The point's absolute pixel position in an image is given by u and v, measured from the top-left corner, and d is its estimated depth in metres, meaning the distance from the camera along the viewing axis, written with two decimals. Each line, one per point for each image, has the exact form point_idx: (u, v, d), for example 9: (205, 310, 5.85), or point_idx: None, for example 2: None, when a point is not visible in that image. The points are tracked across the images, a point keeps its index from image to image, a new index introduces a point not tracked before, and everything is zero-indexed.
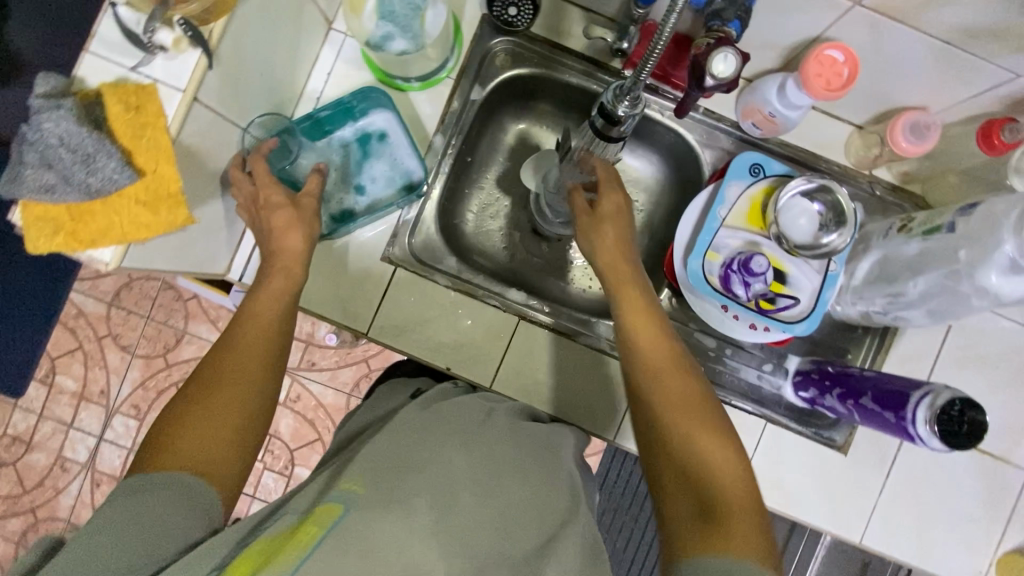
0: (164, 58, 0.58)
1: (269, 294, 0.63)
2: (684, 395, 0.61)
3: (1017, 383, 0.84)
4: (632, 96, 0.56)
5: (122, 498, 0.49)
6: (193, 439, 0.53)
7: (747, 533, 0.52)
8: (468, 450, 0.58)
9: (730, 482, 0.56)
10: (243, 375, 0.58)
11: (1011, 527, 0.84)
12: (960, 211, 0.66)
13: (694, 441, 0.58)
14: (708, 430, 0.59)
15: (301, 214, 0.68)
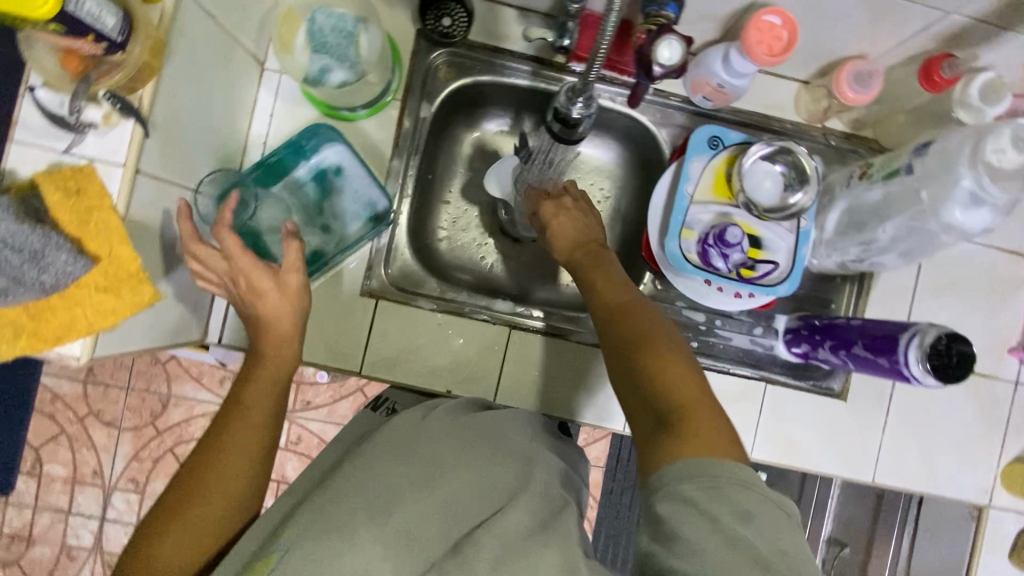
0: (96, 134, 0.55)
1: (254, 386, 0.62)
2: (631, 322, 0.60)
3: (992, 302, 0.87)
4: (585, 96, 0.56)
5: None
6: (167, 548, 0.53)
7: (709, 435, 0.49)
8: (458, 479, 0.56)
9: (686, 390, 0.53)
10: (226, 468, 0.57)
11: (1008, 437, 0.88)
12: (914, 151, 0.68)
13: (641, 354, 0.56)
14: (653, 339, 0.57)
15: (286, 296, 0.64)
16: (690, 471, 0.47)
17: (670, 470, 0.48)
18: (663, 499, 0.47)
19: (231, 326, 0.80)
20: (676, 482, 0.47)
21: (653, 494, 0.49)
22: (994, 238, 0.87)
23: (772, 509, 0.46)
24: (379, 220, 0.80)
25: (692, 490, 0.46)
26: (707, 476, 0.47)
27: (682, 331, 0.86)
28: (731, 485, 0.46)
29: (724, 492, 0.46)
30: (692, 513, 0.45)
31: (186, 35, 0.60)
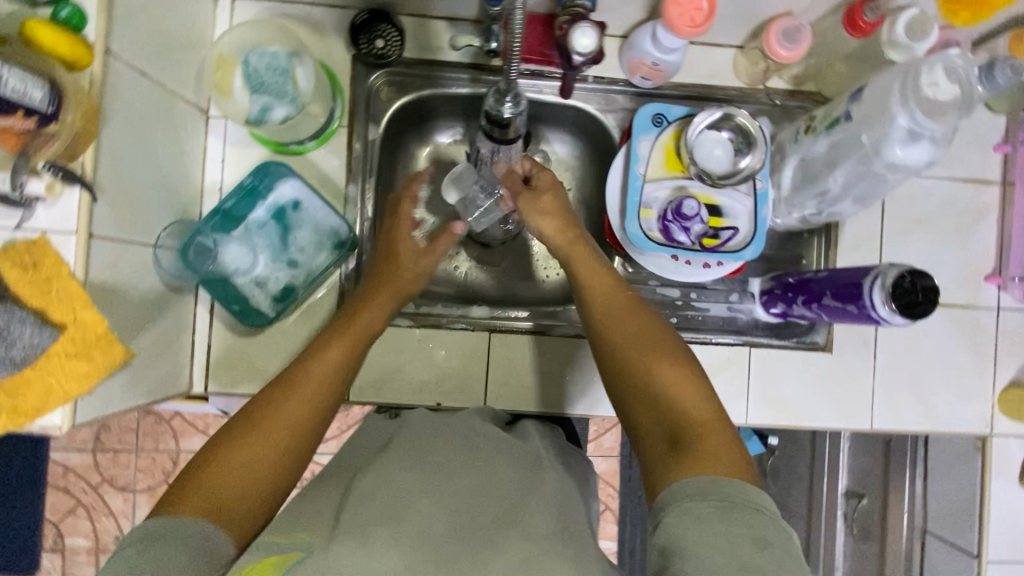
0: (44, 206, 0.56)
1: (321, 364, 0.65)
2: (640, 332, 0.61)
3: (961, 232, 0.87)
4: (512, 94, 0.57)
5: (142, 543, 0.48)
6: (212, 486, 0.55)
7: (722, 455, 0.50)
8: (475, 486, 0.58)
9: (698, 408, 0.55)
10: (286, 423, 0.60)
11: (1001, 364, 0.87)
12: (851, 98, 0.68)
13: (653, 368, 0.57)
14: (663, 353, 0.58)
15: (402, 301, 0.76)
16: (704, 490, 0.47)
17: (680, 485, 0.49)
18: (673, 514, 0.47)
19: (216, 375, 0.81)
20: (688, 499, 0.47)
21: (663, 509, 0.48)
22: (953, 169, 0.87)
23: (785, 534, 0.45)
24: (344, 246, 0.81)
25: (705, 510, 0.46)
26: (723, 496, 0.47)
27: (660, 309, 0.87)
28: (743, 508, 0.46)
29: (739, 514, 0.45)
30: (704, 530, 0.44)
31: (121, 96, 0.61)
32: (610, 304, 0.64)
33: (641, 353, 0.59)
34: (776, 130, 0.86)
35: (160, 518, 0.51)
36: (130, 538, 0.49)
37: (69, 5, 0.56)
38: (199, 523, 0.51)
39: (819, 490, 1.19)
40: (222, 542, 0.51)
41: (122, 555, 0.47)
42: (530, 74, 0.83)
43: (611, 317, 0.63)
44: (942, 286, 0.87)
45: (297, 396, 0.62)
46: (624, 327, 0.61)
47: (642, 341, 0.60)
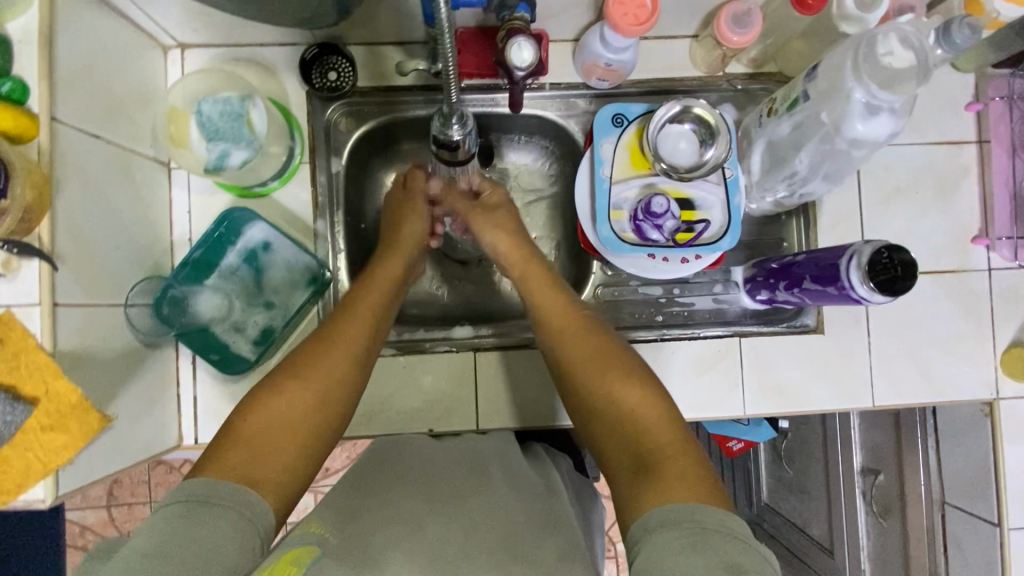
0: (6, 282, 0.56)
1: (352, 325, 0.68)
2: (605, 359, 0.64)
3: (942, 196, 0.86)
4: (457, 117, 0.56)
5: (190, 513, 0.46)
6: (247, 452, 0.54)
7: (687, 478, 0.51)
8: (465, 518, 0.57)
9: (660, 432, 0.57)
10: (315, 383, 0.61)
11: (999, 325, 0.85)
12: (807, 77, 0.67)
13: (616, 394, 0.60)
14: (626, 378, 0.61)
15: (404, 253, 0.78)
16: (673, 519, 0.47)
17: (653, 515, 0.48)
18: (647, 546, 0.46)
19: (205, 426, 0.80)
20: (655, 531, 0.47)
21: (637, 540, 0.48)
22: (927, 133, 0.86)
23: (760, 560, 0.43)
24: (317, 281, 0.80)
25: (674, 540, 0.45)
26: (689, 524, 0.46)
27: (645, 308, 0.86)
28: (714, 535, 0.45)
29: (709, 541, 0.44)
30: (675, 558, 0.43)
31: (74, 162, 0.62)
32: (575, 334, 0.67)
33: (605, 379, 0.62)
34: (741, 115, 0.85)
35: (199, 483, 0.50)
36: (171, 506, 0.47)
37: (9, 80, 0.56)
38: (241, 491, 0.50)
39: (834, 470, 1.16)
40: (264, 512, 0.50)
41: (163, 524, 0.45)
42: (485, 89, 0.82)
43: (577, 347, 0.66)
44: (929, 253, 0.85)
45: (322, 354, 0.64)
46: (588, 356, 0.65)
47: (606, 367, 0.63)
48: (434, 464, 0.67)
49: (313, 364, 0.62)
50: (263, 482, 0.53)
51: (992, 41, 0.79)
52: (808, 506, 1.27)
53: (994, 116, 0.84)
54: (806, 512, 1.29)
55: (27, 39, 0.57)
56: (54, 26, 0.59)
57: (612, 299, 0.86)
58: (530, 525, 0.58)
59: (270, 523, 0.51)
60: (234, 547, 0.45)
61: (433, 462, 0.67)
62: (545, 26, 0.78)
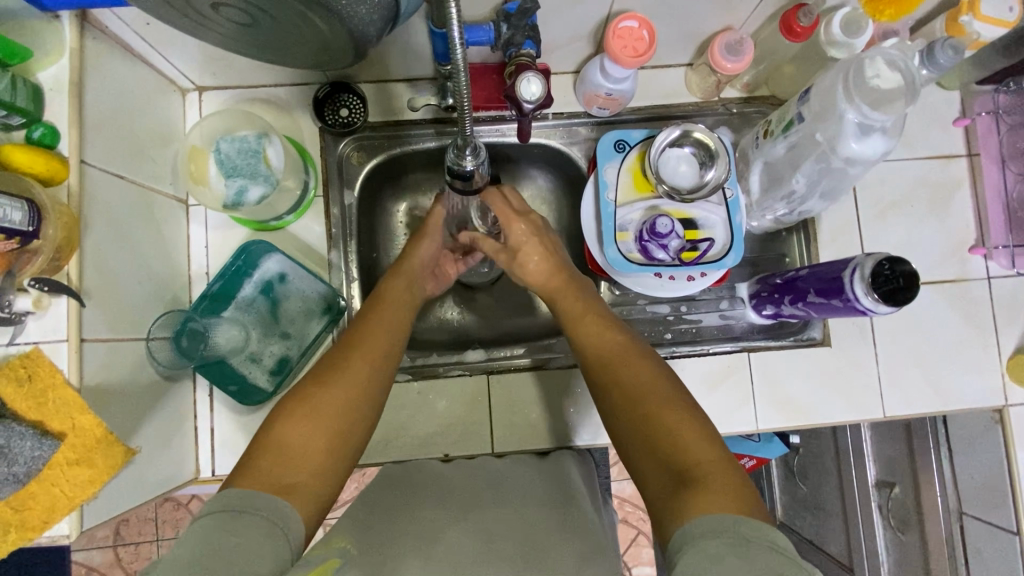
0: (35, 318, 0.58)
1: (378, 325, 0.71)
2: (639, 381, 0.64)
3: (936, 206, 0.88)
4: (471, 148, 0.58)
5: (227, 518, 0.48)
6: (280, 460, 0.55)
7: (731, 495, 0.51)
8: (485, 535, 0.57)
9: (700, 448, 0.56)
10: (348, 386, 0.63)
11: (1003, 332, 0.86)
12: (799, 101, 0.71)
13: (653, 410, 0.60)
14: (666, 398, 0.61)
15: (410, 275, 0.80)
16: (716, 528, 0.47)
17: (693, 525, 0.49)
18: (689, 553, 0.47)
19: (223, 459, 0.80)
20: (698, 538, 0.48)
21: (679, 548, 0.49)
22: (916, 148, 0.89)
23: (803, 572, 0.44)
24: (332, 310, 0.82)
25: (717, 546, 0.46)
26: (732, 534, 0.47)
27: (653, 326, 0.87)
28: (763, 548, 0.46)
29: (754, 551, 0.45)
30: (718, 567, 0.44)
31: (101, 201, 0.64)
32: (608, 349, 0.68)
33: (646, 398, 0.62)
34: (738, 137, 0.88)
35: (237, 494, 0.50)
36: (210, 514, 0.48)
37: (40, 126, 0.59)
38: (274, 500, 0.51)
39: (849, 484, 1.16)
40: (296, 524, 0.51)
41: (201, 532, 0.46)
42: (490, 120, 0.85)
43: (614, 365, 0.66)
44: (928, 264, 0.87)
45: (356, 362, 0.65)
46: (625, 370, 0.65)
47: (641, 390, 0.62)
48: (444, 481, 0.69)
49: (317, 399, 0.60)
50: (295, 493, 0.53)
51: (974, 60, 0.82)
52: (824, 523, 1.26)
53: (982, 130, 0.87)
54: (823, 529, 1.27)
55: (57, 87, 0.61)
56: (84, 75, 0.62)
57: (619, 318, 0.88)
58: (553, 536, 0.58)
59: (300, 535, 0.51)
60: (267, 556, 0.46)
61: (452, 482, 0.68)
62: (548, 60, 0.81)
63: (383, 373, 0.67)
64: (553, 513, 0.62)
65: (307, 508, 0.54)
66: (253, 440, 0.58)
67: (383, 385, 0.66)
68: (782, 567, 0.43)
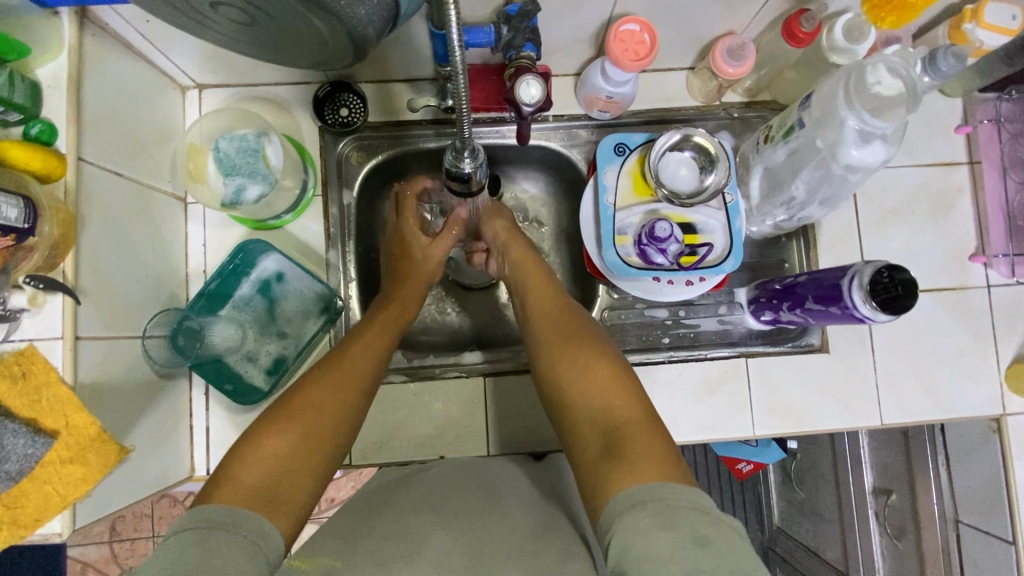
0: (30, 316, 0.58)
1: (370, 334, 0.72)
2: (579, 347, 0.65)
3: (937, 214, 0.88)
4: (469, 151, 0.58)
5: (204, 535, 0.47)
6: (265, 472, 0.56)
7: (649, 456, 0.52)
8: (478, 540, 0.57)
9: (627, 413, 0.58)
10: (339, 394, 0.64)
11: (1002, 341, 0.86)
12: (801, 106, 0.70)
13: (587, 376, 0.62)
14: (599, 363, 0.63)
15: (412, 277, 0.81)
16: (639, 499, 0.48)
17: (621, 498, 0.50)
18: (620, 530, 0.47)
19: (217, 457, 0.80)
20: (625, 511, 0.48)
21: (609, 524, 0.49)
22: (918, 155, 0.88)
23: (732, 536, 0.45)
24: (329, 310, 0.82)
25: (645, 519, 0.47)
26: (658, 502, 0.47)
27: (651, 330, 0.87)
28: (683, 510, 0.47)
29: (677, 517, 0.46)
30: (649, 541, 0.45)
31: (98, 199, 0.64)
32: (549, 317, 0.71)
33: (580, 363, 0.64)
34: (738, 142, 0.88)
35: (216, 510, 0.50)
36: (187, 530, 0.48)
37: (38, 123, 0.59)
38: (257, 519, 0.51)
39: (846, 491, 1.16)
40: (275, 539, 0.51)
41: (176, 549, 0.45)
42: (490, 121, 0.85)
43: (553, 331, 0.69)
44: (928, 272, 0.87)
45: (348, 372, 0.67)
46: (563, 337, 0.67)
47: (579, 357, 0.64)
48: (438, 483, 0.69)
49: (304, 412, 0.61)
50: (278, 508, 0.54)
51: (976, 68, 0.82)
52: (821, 529, 1.26)
53: (984, 138, 0.87)
54: (819, 535, 1.27)
55: (56, 83, 0.60)
56: (83, 72, 0.62)
57: (618, 322, 0.88)
58: (547, 542, 0.58)
59: (278, 549, 0.51)
60: (246, 572, 0.46)
61: (445, 483, 0.68)
62: (549, 62, 0.81)
63: (372, 390, 0.69)
64: (547, 518, 0.62)
65: (287, 523, 0.54)
66: (229, 453, 0.57)
67: (366, 403, 0.68)
68: (715, 534, 0.45)
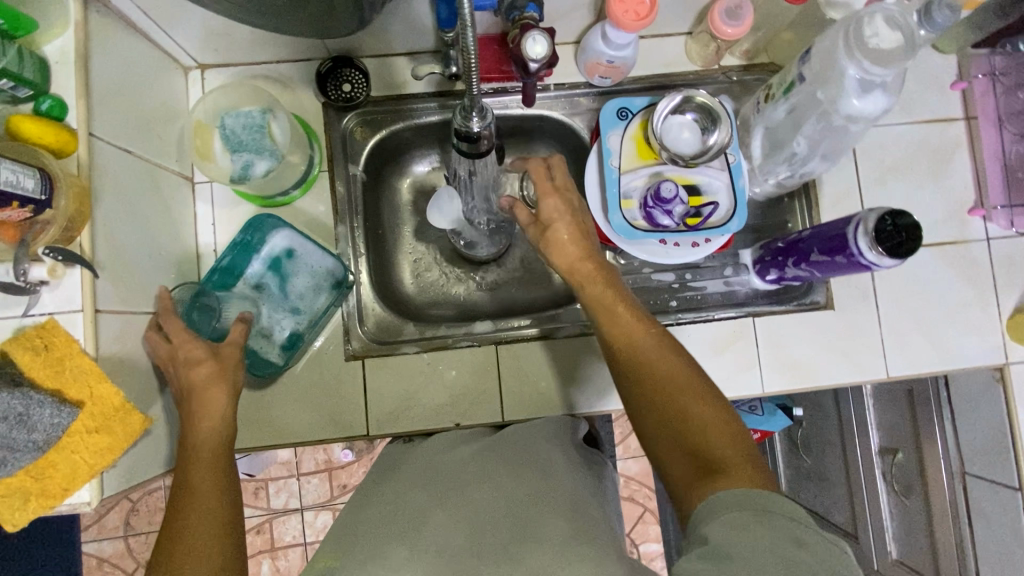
0: (49, 289, 0.58)
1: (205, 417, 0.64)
2: (670, 373, 0.61)
3: (936, 169, 0.89)
4: (478, 110, 0.59)
5: None
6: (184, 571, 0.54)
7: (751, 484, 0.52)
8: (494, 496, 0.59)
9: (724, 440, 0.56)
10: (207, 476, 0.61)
11: (1002, 291, 0.88)
12: (801, 61, 0.71)
13: (683, 406, 0.59)
14: (694, 395, 0.59)
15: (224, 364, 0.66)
16: (739, 501, 0.49)
17: (714, 499, 0.51)
18: (717, 525, 0.48)
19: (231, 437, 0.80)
20: (724, 512, 0.49)
21: (703, 522, 0.50)
22: (915, 111, 0.89)
23: (825, 542, 0.46)
24: (341, 285, 0.83)
25: (743, 517, 0.48)
26: (755, 506, 0.49)
27: (658, 294, 0.88)
28: (777, 518, 0.47)
29: (775, 522, 0.47)
30: (749, 537, 0.46)
31: (110, 175, 0.64)
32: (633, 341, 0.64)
33: (673, 394, 0.60)
34: (738, 105, 0.88)
35: None
36: None
37: (48, 98, 0.59)
38: None
39: (852, 452, 1.18)
40: None
41: None
42: (493, 92, 0.86)
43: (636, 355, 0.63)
44: (928, 227, 0.88)
45: (204, 452, 0.62)
46: (651, 365, 0.62)
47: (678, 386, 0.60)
48: (450, 454, 0.70)
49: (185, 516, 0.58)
50: None
51: (970, 21, 0.83)
52: (829, 493, 1.28)
53: (979, 93, 0.88)
54: (826, 500, 1.30)
55: (64, 60, 0.61)
56: (89, 46, 0.62)
57: None
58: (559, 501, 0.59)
59: None
60: None
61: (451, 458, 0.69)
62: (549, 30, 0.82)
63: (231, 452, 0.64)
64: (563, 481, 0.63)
65: None
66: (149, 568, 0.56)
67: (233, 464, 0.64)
68: (806, 536, 0.46)
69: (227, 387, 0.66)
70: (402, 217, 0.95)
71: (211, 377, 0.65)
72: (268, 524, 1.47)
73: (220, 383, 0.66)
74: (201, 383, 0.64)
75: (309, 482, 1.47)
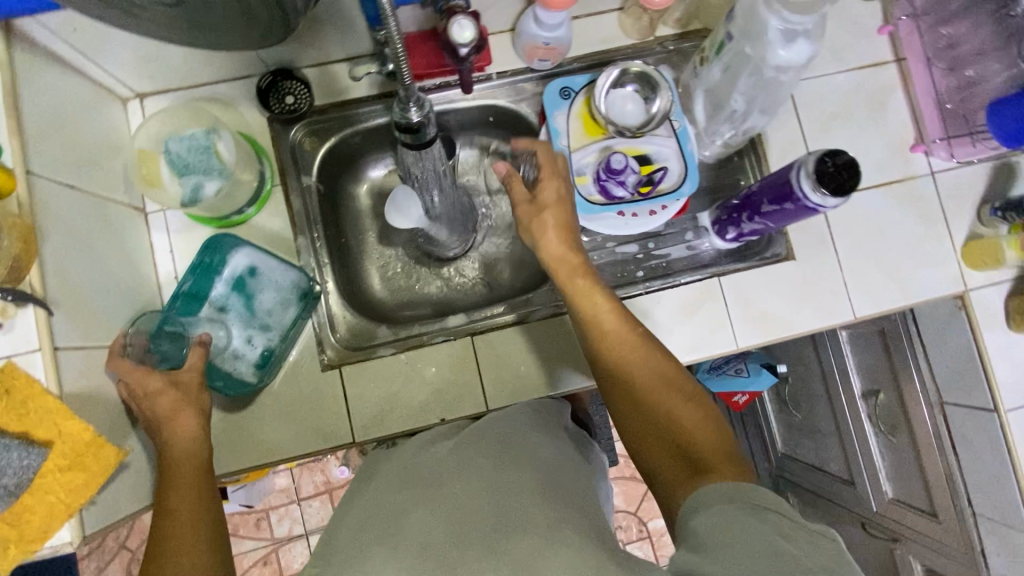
0: (4, 332, 0.57)
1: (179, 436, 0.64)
2: (654, 373, 0.63)
3: (874, 112, 0.92)
4: (415, 100, 0.60)
5: None
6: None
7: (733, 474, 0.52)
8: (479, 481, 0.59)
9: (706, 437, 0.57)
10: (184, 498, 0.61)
11: (953, 222, 0.90)
12: (726, 20, 0.73)
13: (666, 407, 0.60)
14: (678, 395, 0.61)
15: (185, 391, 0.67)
16: (727, 494, 0.48)
17: (703, 493, 0.50)
18: (704, 514, 0.48)
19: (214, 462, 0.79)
20: (713, 503, 0.49)
21: (690, 515, 0.50)
22: (848, 59, 0.92)
23: (818, 540, 0.43)
24: (308, 296, 0.83)
25: (730, 508, 0.47)
26: (742, 499, 0.48)
27: (625, 266, 0.89)
28: (769, 514, 0.45)
29: (763, 515, 0.45)
30: (729, 527, 0.45)
31: (54, 212, 0.63)
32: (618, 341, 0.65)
33: (658, 395, 0.61)
34: (677, 73, 0.90)
35: None
36: None
37: None
38: None
39: (838, 400, 1.20)
40: None
41: None
42: (435, 87, 0.86)
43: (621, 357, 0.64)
44: (875, 169, 0.91)
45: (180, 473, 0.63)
46: (637, 365, 0.63)
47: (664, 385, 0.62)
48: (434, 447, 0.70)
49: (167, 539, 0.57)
50: None
51: None
52: (822, 444, 1.31)
53: (905, 35, 0.91)
54: (821, 451, 1.32)
55: None
56: (16, 84, 0.61)
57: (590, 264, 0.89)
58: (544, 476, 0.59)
59: None
60: None
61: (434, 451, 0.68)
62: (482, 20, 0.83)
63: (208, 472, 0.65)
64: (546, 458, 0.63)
65: None
66: None
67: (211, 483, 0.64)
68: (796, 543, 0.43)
69: (197, 412, 0.66)
70: (364, 223, 0.95)
71: (176, 404, 0.65)
72: (274, 553, 1.45)
73: (186, 409, 0.66)
74: (166, 412, 0.65)
75: (310, 506, 1.45)
